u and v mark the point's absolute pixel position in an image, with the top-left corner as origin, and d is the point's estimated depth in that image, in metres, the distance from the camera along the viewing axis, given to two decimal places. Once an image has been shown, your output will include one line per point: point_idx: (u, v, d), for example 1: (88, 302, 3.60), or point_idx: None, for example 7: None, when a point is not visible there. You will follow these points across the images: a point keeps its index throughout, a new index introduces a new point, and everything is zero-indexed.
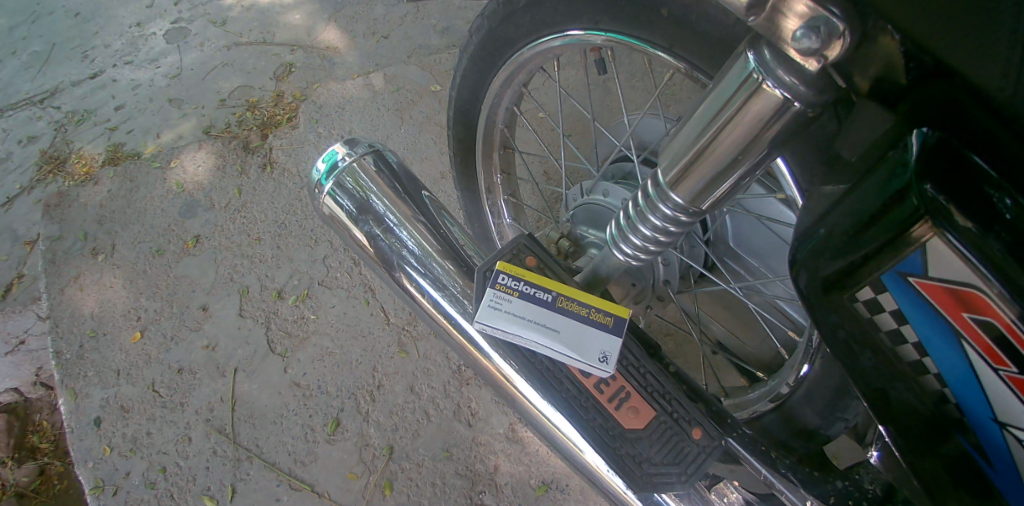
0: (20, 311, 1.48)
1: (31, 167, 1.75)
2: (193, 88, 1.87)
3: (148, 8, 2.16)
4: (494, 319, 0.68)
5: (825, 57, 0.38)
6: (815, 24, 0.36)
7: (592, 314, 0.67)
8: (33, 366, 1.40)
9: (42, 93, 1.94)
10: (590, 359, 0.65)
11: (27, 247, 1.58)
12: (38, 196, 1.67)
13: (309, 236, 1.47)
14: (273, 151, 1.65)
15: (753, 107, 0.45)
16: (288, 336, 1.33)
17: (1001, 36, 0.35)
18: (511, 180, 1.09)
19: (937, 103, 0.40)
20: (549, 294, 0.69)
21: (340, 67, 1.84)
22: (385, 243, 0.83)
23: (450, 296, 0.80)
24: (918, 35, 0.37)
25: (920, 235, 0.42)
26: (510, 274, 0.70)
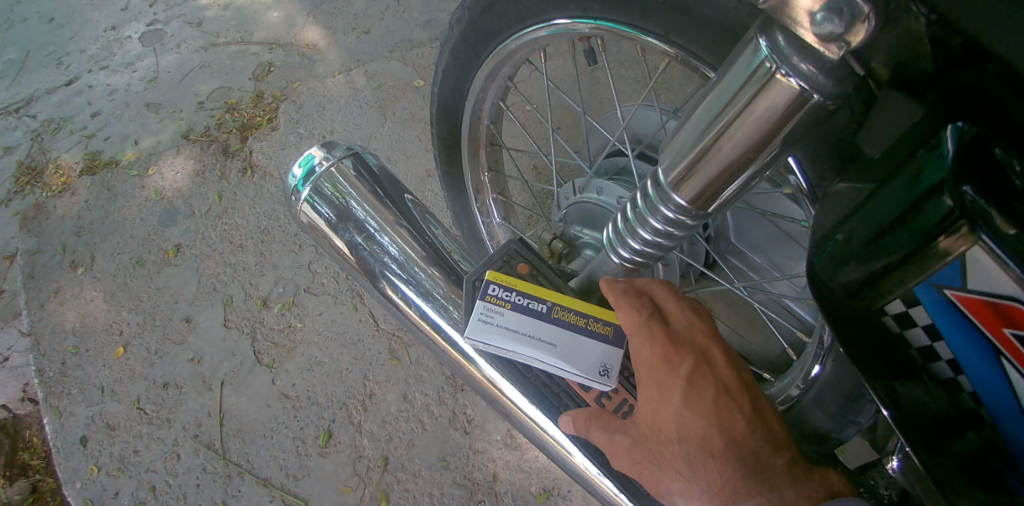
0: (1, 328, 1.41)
1: (6, 179, 1.69)
2: (171, 91, 1.82)
3: (122, 10, 2.10)
4: (484, 333, 0.64)
5: (848, 43, 0.36)
6: (837, 6, 0.35)
7: (591, 324, 0.64)
8: (17, 383, 1.33)
9: (17, 102, 1.88)
10: (590, 373, 0.61)
11: (5, 262, 1.51)
12: (15, 208, 1.61)
13: (293, 241, 1.43)
14: (253, 154, 1.60)
15: (765, 101, 0.43)
16: (274, 346, 1.28)
17: None
18: (499, 177, 1.05)
19: (967, 93, 0.38)
20: (543, 305, 0.65)
21: (321, 65, 1.78)
22: (367, 251, 0.79)
23: (436, 304, 0.76)
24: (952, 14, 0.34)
25: (947, 248, 0.40)
26: (501, 284, 0.66)
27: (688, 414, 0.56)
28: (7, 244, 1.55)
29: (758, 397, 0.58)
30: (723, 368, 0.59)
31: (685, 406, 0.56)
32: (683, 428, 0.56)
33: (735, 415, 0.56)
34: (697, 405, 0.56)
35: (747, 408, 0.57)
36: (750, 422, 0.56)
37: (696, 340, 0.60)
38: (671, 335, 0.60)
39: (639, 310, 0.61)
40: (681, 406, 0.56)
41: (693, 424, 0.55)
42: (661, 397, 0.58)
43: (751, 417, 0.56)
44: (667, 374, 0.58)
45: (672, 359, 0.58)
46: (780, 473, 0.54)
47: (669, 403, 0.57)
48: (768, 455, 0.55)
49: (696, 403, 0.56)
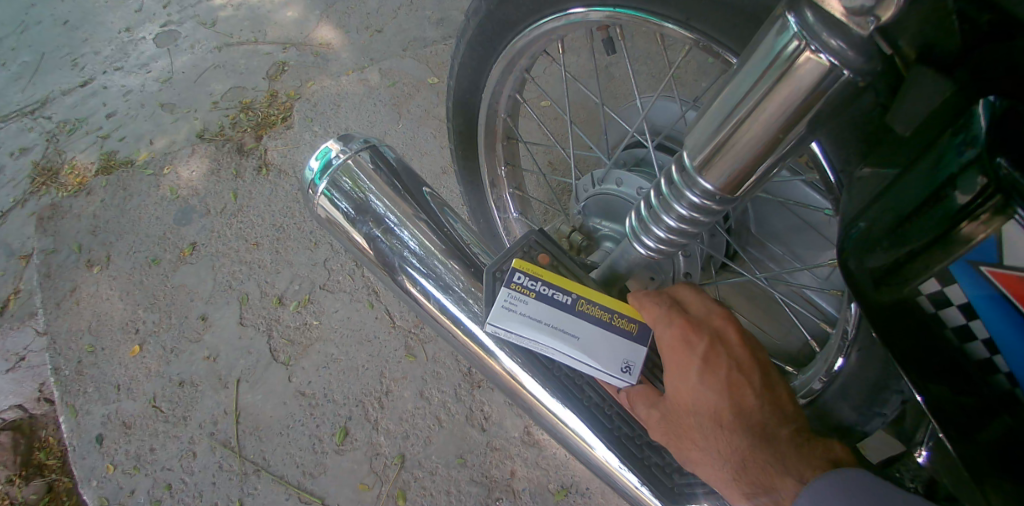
0: (17, 328, 1.42)
1: (22, 179, 1.71)
2: (185, 91, 1.83)
3: (135, 12, 2.12)
4: (507, 320, 0.63)
5: (878, 18, 0.36)
6: None
7: (616, 320, 0.63)
8: (34, 382, 1.34)
9: (33, 103, 1.90)
10: (612, 370, 0.61)
11: (22, 262, 1.53)
12: (32, 208, 1.63)
13: (309, 239, 1.42)
14: (268, 153, 1.60)
15: (794, 79, 0.42)
16: (290, 344, 1.28)
17: None
18: (515, 171, 1.04)
19: (992, 63, 0.39)
20: (568, 297, 0.64)
21: (335, 64, 1.79)
22: (385, 244, 0.79)
23: (455, 297, 0.76)
24: None
25: (970, 234, 0.41)
26: (527, 273, 0.65)
27: (704, 390, 0.59)
28: (24, 245, 1.57)
29: (767, 372, 0.61)
30: (736, 346, 0.61)
31: (701, 382, 0.59)
32: (698, 403, 0.59)
33: (745, 391, 0.59)
34: (712, 382, 0.59)
35: (756, 385, 0.60)
36: (759, 396, 0.59)
37: (712, 321, 0.62)
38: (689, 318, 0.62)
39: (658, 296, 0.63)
40: (698, 382, 0.59)
41: (708, 400, 0.58)
42: (679, 375, 0.60)
43: (759, 393, 0.60)
44: (684, 353, 0.60)
45: (690, 340, 0.61)
46: (786, 444, 0.57)
47: (687, 380, 0.60)
48: (775, 427, 0.58)
49: (710, 381, 0.59)
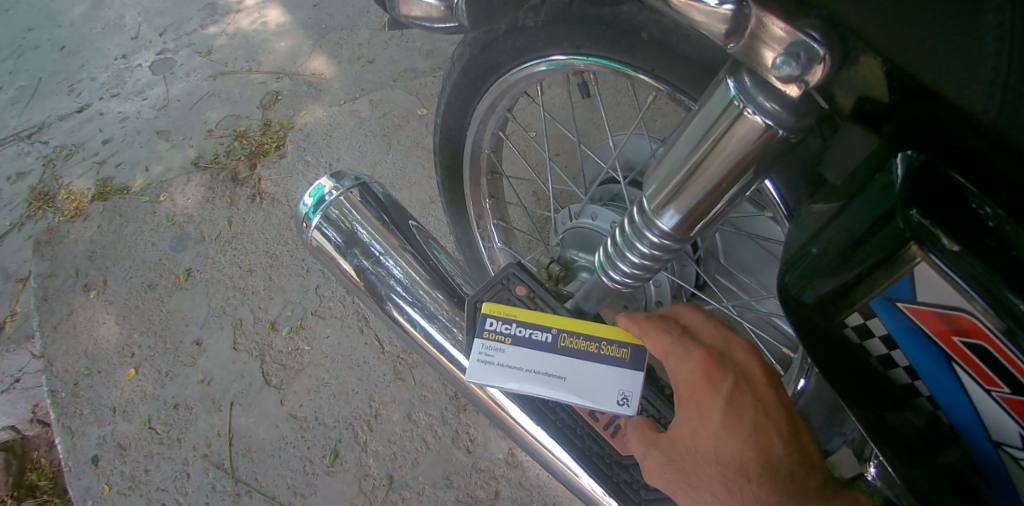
0: (14, 351, 1.47)
1: (20, 203, 1.82)
2: (180, 119, 1.98)
3: (132, 40, 2.37)
4: (490, 374, 0.67)
5: (806, 83, 0.42)
6: (795, 52, 0.41)
7: (603, 349, 0.67)
8: (27, 404, 1.38)
9: (30, 128, 2.07)
10: (607, 402, 0.64)
11: (19, 285, 1.59)
12: (28, 232, 1.74)
13: (301, 266, 1.47)
14: (262, 182, 1.65)
15: (736, 133, 0.48)
16: (282, 368, 1.32)
17: (987, 60, 0.37)
18: (499, 203, 1.09)
19: (916, 120, 0.45)
20: (547, 334, 0.68)
21: (328, 93, 1.85)
22: (374, 274, 0.83)
23: (440, 325, 0.80)
24: (906, 63, 0.40)
25: (913, 254, 0.43)
26: (500, 318, 0.70)
27: (727, 435, 0.57)
28: (21, 267, 1.65)
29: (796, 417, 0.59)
30: (762, 385, 0.60)
31: (723, 425, 0.57)
32: (721, 450, 0.56)
33: (773, 439, 0.56)
34: (735, 425, 0.57)
35: (784, 432, 0.57)
36: (790, 445, 0.56)
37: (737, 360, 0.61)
38: (712, 355, 0.61)
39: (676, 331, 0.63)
40: (721, 425, 0.57)
41: (732, 447, 0.56)
42: (701, 417, 0.59)
43: (788, 441, 0.57)
44: (707, 392, 0.59)
45: (711, 376, 0.59)
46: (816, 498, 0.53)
47: (708, 423, 0.58)
48: (805, 479, 0.54)
49: (735, 424, 0.57)
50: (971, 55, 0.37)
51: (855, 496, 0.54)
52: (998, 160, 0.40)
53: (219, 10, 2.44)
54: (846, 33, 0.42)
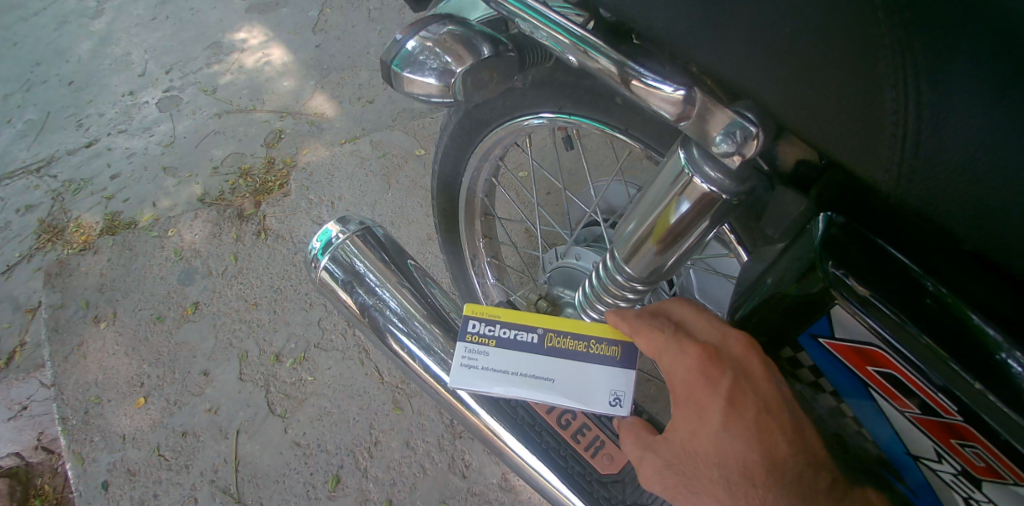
0: (24, 379, 1.54)
1: (30, 235, 1.90)
2: (186, 156, 2.06)
3: (139, 77, 2.47)
4: (481, 375, 0.72)
5: (744, 155, 0.51)
6: (732, 131, 0.50)
7: (590, 348, 0.70)
8: (33, 431, 1.45)
9: (39, 162, 2.16)
10: (593, 402, 0.69)
11: (29, 315, 1.67)
12: (37, 264, 1.81)
13: (305, 300, 1.54)
14: (267, 219, 1.72)
15: (689, 195, 0.58)
16: (287, 398, 1.38)
17: (885, 135, 0.46)
18: (493, 243, 1.16)
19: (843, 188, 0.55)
20: (536, 335, 0.72)
21: (329, 133, 1.94)
22: (377, 311, 0.91)
23: (438, 358, 0.87)
24: (824, 133, 0.49)
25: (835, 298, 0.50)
26: (490, 320, 0.74)
27: (728, 438, 0.56)
28: (29, 298, 1.72)
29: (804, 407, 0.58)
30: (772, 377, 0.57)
31: (724, 427, 0.57)
32: (723, 452, 0.57)
33: (777, 437, 0.56)
34: (736, 427, 0.56)
35: (789, 428, 0.56)
36: (797, 438, 0.56)
37: (739, 356, 0.58)
38: (710, 353, 0.59)
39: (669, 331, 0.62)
40: (721, 427, 0.57)
41: (734, 450, 0.56)
42: (700, 419, 0.58)
43: (792, 437, 0.56)
44: (705, 393, 0.58)
45: (710, 376, 0.58)
46: (823, 492, 0.54)
47: (709, 426, 0.58)
48: (810, 474, 0.55)
49: (736, 423, 0.57)
50: (874, 129, 0.46)
51: (865, 495, 0.53)
52: (897, 222, 0.50)
53: (224, 49, 2.55)
54: (777, 119, 0.52)
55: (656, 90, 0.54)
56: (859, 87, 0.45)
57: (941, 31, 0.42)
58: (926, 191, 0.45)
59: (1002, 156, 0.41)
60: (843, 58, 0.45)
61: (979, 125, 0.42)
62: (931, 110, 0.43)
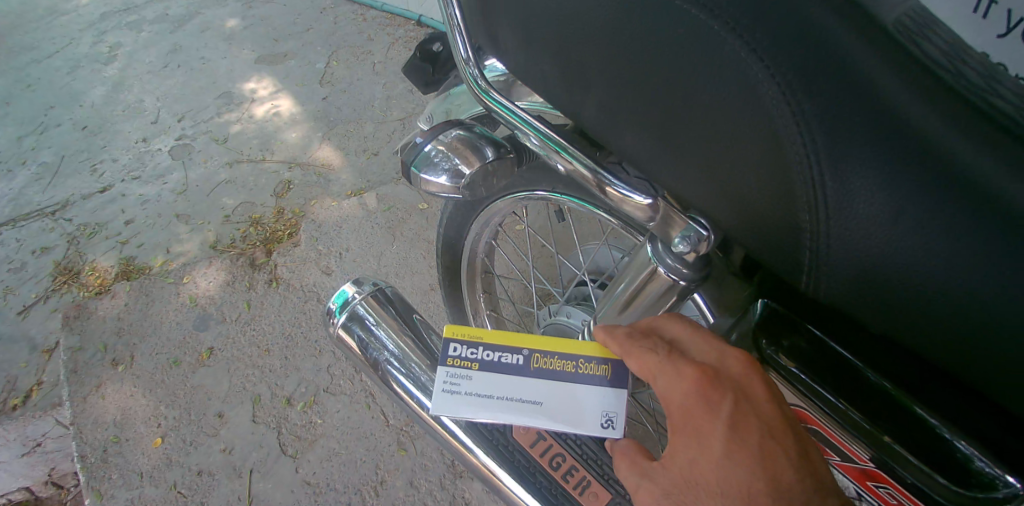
0: (40, 416, 1.61)
1: (45, 277, 2.00)
2: (198, 203, 2.18)
3: (152, 124, 2.61)
4: (474, 396, 0.78)
5: (698, 252, 0.69)
6: (689, 234, 0.68)
7: (577, 368, 0.77)
8: (44, 467, 1.56)
9: (55, 205, 2.27)
10: (581, 419, 0.75)
11: (45, 355, 1.75)
12: (53, 304, 1.89)
13: (315, 346, 1.64)
14: (278, 268, 1.84)
15: (656, 281, 0.75)
16: (298, 439, 1.47)
17: (796, 247, 0.61)
18: (491, 298, 1.28)
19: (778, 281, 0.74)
20: (526, 357, 0.79)
21: (335, 184, 2.09)
22: (371, 348, 1.02)
23: (428, 390, 0.98)
24: (754, 247, 0.65)
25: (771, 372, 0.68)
26: (480, 343, 0.80)
27: (730, 462, 0.60)
28: (47, 338, 1.80)
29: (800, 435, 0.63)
30: (766, 404, 0.63)
31: (727, 451, 0.60)
32: (726, 477, 0.60)
33: (777, 457, 0.60)
34: (737, 450, 0.60)
35: (786, 449, 0.61)
36: (794, 463, 0.60)
37: (737, 379, 0.64)
38: (708, 378, 0.64)
39: (664, 355, 0.67)
40: (724, 451, 0.60)
41: (736, 473, 0.59)
42: (701, 445, 0.62)
43: (791, 456, 0.61)
44: (708, 417, 0.62)
45: (710, 398, 0.63)
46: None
47: (711, 451, 0.61)
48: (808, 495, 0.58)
49: (736, 445, 0.60)
50: (790, 243, 0.61)
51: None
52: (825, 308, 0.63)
53: (234, 99, 2.70)
54: (725, 229, 0.67)
55: (629, 197, 0.69)
56: (777, 208, 0.60)
57: (850, 172, 0.54)
58: (837, 289, 0.59)
59: (901, 256, 0.54)
60: (762, 192, 0.60)
61: (884, 232, 0.54)
62: (840, 229, 0.56)
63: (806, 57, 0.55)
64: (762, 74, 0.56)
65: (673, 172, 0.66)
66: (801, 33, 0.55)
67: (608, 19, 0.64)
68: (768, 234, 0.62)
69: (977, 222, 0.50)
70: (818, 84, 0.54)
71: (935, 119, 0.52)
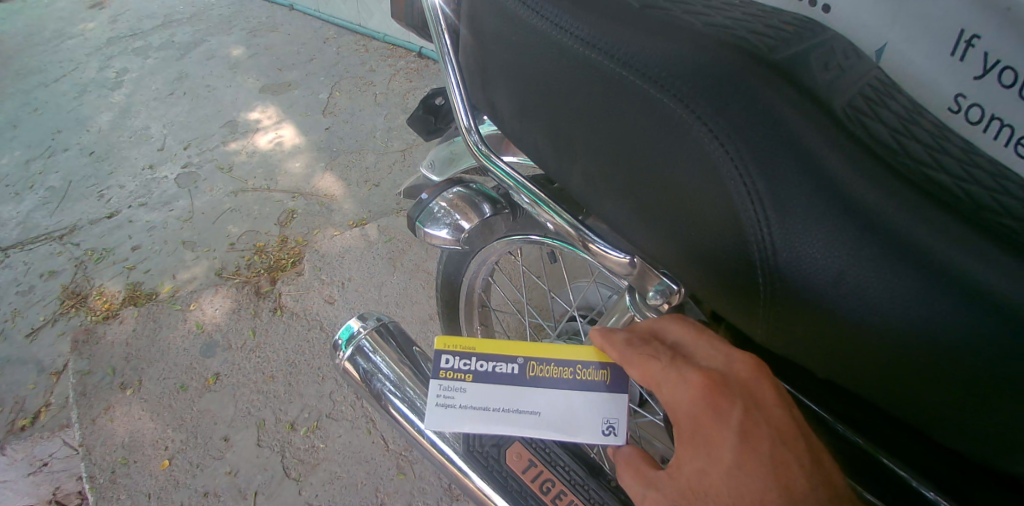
0: (47, 437, 1.67)
1: (53, 300, 2.07)
2: (203, 231, 2.26)
3: (158, 151, 2.70)
4: (476, 406, 0.84)
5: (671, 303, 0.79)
6: (663, 290, 0.78)
7: (572, 376, 0.84)
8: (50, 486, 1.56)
9: (62, 230, 2.35)
10: (578, 426, 0.82)
11: (52, 377, 1.82)
12: (61, 328, 1.96)
13: (318, 373, 1.72)
14: (282, 296, 1.93)
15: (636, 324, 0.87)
16: (301, 462, 1.54)
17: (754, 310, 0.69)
18: (487, 331, 1.36)
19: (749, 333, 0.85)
20: (523, 367, 0.84)
21: (339, 214, 2.22)
22: (370, 374, 1.10)
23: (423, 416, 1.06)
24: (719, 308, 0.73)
25: None
26: (479, 355, 0.86)
27: (741, 470, 0.63)
28: (54, 361, 1.87)
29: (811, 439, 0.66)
30: (775, 411, 0.65)
31: (737, 459, 0.63)
32: (737, 485, 0.63)
33: (787, 463, 0.63)
34: (747, 459, 0.63)
35: (796, 453, 0.64)
36: (804, 468, 0.63)
37: (746, 384, 0.67)
38: (717, 386, 0.66)
39: (673, 365, 0.70)
40: (734, 460, 0.64)
41: (746, 481, 0.63)
42: (710, 456, 0.65)
43: (800, 460, 0.64)
44: (718, 426, 0.65)
45: (719, 407, 0.65)
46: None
47: (722, 460, 0.64)
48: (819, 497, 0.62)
49: (744, 457, 0.63)
50: (747, 305, 0.69)
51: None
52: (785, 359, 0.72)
53: (239, 128, 2.80)
54: (695, 291, 0.75)
55: (608, 256, 0.80)
56: (736, 273, 0.68)
57: (800, 237, 0.62)
58: (798, 342, 0.67)
59: (847, 314, 0.62)
60: (723, 263, 0.68)
61: (831, 294, 0.62)
62: (793, 290, 0.64)
63: (759, 137, 0.62)
64: (719, 153, 0.63)
65: (648, 238, 0.75)
66: (759, 116, 0.62)
67: (590, 97, 0.72)
68: (728, 298, 0.71)
69: (929, 285, 0.57)
70: (770, 162, 0.62)
71: (881, 199, 0.59)
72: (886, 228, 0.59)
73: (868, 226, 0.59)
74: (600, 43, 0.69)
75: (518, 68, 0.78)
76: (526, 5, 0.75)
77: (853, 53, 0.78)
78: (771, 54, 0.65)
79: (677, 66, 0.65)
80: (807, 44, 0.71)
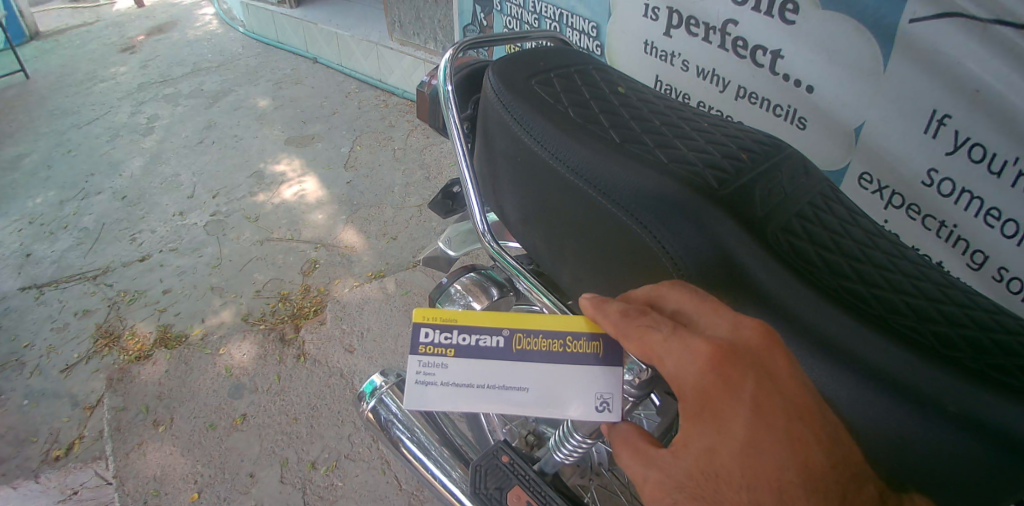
0: (81, 467, 1.82)
1: (86, 338, 2.24)
2: (232, 277, 2.45)
3: (187, 198, 2.92)
4: (461, 381, 0.86)
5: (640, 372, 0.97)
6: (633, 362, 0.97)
7: (561, 349, 0.85)
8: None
9: (97, 271, 2.54)
10: (567, 402, 0.84)
11: (86, 411, 1.98)
12: (95, 365, 2.13)
13: (338, 416, 1.88)
14: (306, 344, 2.10)
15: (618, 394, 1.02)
16: (320, 499, 1.69)
17: None
18: None
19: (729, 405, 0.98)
20: (510, 341, 0.85)
21: (358, 265, 2.42)
22: (385, 416, 1.28)
23: (431, 454, 1.22)
24: None
25: None
26: (463, 329, 0.86)
27: (755, 445, 0.64)
28: (88, 396, 2.04)
29: (821, 410, 0.66)
30: (785, 382, 0.66)
31: (748, 434, 0.64)
32: (751, 459, 0.63)
33: (799, 433, 0.64)
34: (761, 431, 0.64)
35: (804, 423, 0.65)
36: (818, 440, 0.64)
37: (753, 351, 0.67)
38: (726, 358, 0.66)
39: (677, 333, 0.69)
40: (747, 434, 0.64)
41: (760, 454, 0.63)
42: (723, 431, 0.65)
43: (809, 429, 0.65)
44: (731, 399, 0.65)
45: (730, 378, 0.65)
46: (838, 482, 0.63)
47: (735, 434, 0.64)
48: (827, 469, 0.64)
49: (757, 430, 0.64)
50: None
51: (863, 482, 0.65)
52: None
53: (265, 179, 3.02)
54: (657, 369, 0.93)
55: None
56: None
57: None
58: None
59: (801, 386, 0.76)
60: None
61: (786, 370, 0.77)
62: None
63: (700, 260, 0.81)
64: (675, 271, 0.82)
65: None
66: (706, 242, 0.81)
67: (576, 213, 0.91)
68: None
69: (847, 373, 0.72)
70: (710, 280, 0.81)
71: (800, 309, 0.76)
72: (815, 335, 0.75)
73: (796, 332, 0.76)
74: (584, 174, 0.89)
75: (523, 183, 0.97)
76: (529, 134, 0.94)
77: (803, 170, 0.95)
78: (718, 191, 0.83)
79: (640, 199, 0.85)
80: (758, 172, 0.89)
